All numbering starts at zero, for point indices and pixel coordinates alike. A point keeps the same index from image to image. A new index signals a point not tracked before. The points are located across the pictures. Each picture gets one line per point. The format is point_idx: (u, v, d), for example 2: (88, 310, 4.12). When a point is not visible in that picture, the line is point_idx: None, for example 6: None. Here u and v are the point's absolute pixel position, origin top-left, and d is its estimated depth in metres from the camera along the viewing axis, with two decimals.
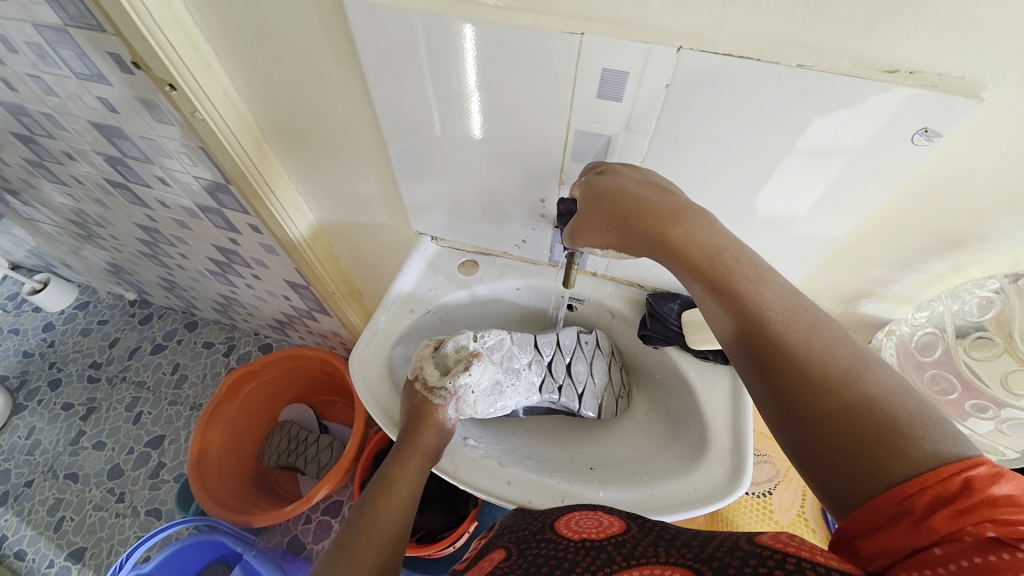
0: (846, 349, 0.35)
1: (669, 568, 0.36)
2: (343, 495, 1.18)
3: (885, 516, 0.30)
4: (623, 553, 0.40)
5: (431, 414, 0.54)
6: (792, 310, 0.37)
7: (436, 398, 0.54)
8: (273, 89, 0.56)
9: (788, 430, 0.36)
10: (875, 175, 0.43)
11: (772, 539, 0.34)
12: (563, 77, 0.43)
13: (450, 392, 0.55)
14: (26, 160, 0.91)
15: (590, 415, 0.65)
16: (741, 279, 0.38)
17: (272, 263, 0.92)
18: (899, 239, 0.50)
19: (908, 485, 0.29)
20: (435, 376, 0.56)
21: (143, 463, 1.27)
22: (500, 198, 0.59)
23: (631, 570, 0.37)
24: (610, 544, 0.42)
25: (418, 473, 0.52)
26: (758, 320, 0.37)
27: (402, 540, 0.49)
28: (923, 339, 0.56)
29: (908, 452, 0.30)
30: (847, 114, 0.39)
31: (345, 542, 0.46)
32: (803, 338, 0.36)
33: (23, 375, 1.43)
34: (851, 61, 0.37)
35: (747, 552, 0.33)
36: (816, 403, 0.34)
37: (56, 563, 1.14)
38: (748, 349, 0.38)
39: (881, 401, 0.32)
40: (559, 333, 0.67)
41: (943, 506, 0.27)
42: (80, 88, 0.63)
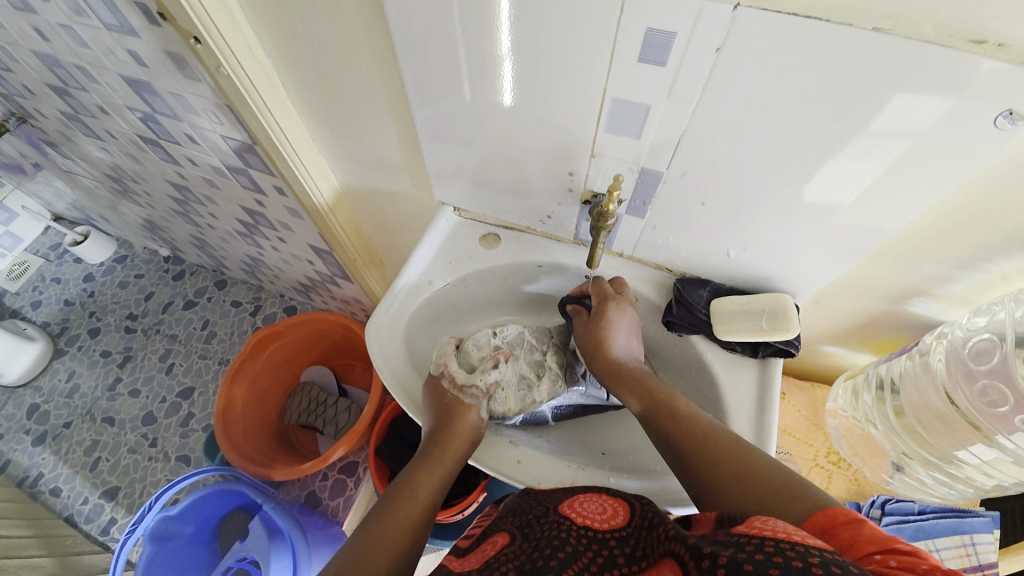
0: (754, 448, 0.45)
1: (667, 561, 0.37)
2: (359, 457, 1.21)
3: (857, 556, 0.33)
4: (629, 536, 0.40)
5: (461, 413, 0.55)
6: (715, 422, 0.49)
7: (468, 397, 0.57)
8: (298, 45, 0.54)
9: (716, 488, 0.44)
10: (946, 160, 0.38)
11: (749, 526, 0.34)
12: (602, 39, 0.40)
13: (480, 389, 0.58)
14: (64, 113, 0.93)
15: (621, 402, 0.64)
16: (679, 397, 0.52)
17: (297, 226, 0.92)
18: (963, 234, 0.46)
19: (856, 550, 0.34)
20: (462, 373, 0.59)
21: (174, 412, 1.33)
22: (526, 169, 0.56)
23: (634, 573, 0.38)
24: (613, 538, 0.42)
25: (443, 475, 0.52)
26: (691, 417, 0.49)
27: (416, 553, 0.47)
28: (977, 345, 0.52)
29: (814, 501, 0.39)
30: (920, 91, 0.35)
31: (356, 546, 0.46)
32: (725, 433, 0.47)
33: (64, 323, 1.50)
34: (934, 26, 0.32)
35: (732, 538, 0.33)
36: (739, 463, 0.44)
37: (90, 500, 1.22)
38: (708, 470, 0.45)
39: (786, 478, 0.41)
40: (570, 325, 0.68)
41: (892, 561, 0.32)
42: (112, 41, 0.63)
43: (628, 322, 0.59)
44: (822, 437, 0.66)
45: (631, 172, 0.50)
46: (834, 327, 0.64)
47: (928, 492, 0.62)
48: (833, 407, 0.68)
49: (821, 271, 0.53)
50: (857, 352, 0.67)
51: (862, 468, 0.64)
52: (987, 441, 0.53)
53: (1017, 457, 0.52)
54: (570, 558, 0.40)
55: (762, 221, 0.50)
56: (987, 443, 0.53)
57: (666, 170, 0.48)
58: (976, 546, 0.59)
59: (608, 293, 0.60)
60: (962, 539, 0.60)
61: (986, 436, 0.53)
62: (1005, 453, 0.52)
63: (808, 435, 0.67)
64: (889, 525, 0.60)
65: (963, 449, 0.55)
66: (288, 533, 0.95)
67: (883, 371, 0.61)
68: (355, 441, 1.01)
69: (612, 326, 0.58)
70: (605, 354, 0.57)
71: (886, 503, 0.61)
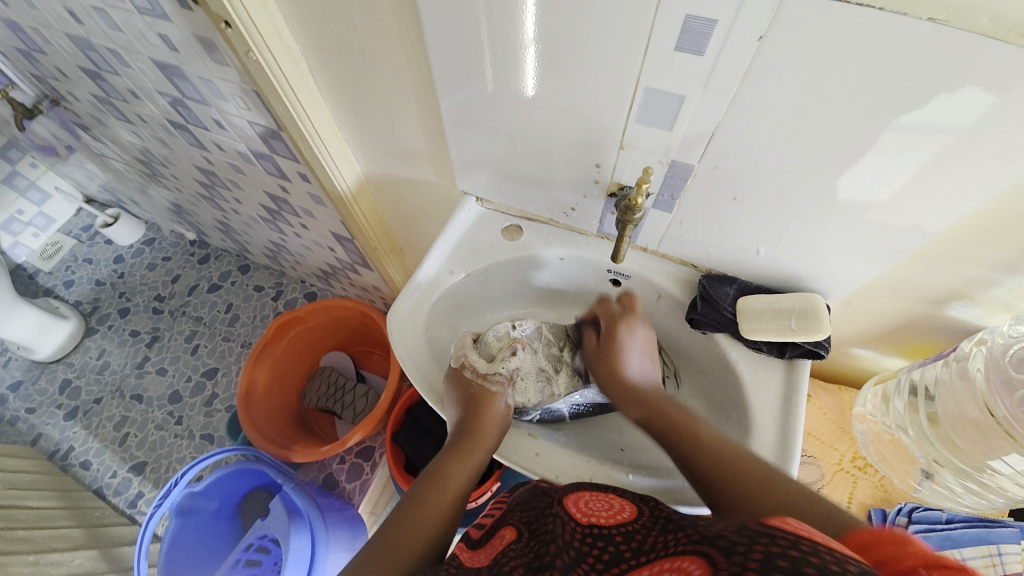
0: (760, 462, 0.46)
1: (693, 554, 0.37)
2: (376, 442, 1.24)
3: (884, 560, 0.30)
4: (630, 542, 0.39)
5: (487, 404, 0.56)
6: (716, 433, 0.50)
7: (492, 383, 0.57)
8: (327, 30, 0.54)
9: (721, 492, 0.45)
10: (999, 160, 0.36)
11: (781, 521, 0.33)
12: (636, 27, 0.38)
13: (505, 375, 0.58)
14: (97, 97, 0.95)
15: None
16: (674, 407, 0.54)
17: (320, 214, 0.93)
18: (1012, 237, 0.43)
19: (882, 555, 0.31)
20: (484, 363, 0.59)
21: (199, 391, 1.37)
22: (552, 159, 0.55)
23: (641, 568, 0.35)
24: (620, 533, 0.40)
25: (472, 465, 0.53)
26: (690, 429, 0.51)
27: (448, 538, 0.49)
28: (1018, 354, 0.49)
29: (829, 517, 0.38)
30: (974, 86, 0.33)
31: (390, 533, 0.47)
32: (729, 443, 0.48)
33: (95, 302, 1.56)
34: (992, 18, 0.31)
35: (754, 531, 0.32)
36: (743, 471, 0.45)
37: (119, 473, 1.27)
38: (711, 456, 0.47)
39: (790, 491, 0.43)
40: (589, 321, 0.68)
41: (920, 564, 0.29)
42: (145, 26, 0.64)
43: (640, 341, 0.60)
44: (848, 442, 0.65)
45: (660, 164, 0.49)
46: (866, 329, 0.62)
47: (958, 500, 0.59)
48: (861, 411, 0.66)
49: (855, 271, 0.51)
50: (888, 356, 0.65)
51: (889, 474, 0.63)
52: (1022, 450, 0.50)
53: None
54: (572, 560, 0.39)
55: (796, 217, 0.48)
56: (1021, 452, 0.50)
57: (698, 163, 0.47)
58: (1005, 556, 0.57)
59: (615, 314, 0.62)
60: (989, 549, 0.57)
61: (1021, 445, 0.49)
62: None
63: (833, 439, 0.66)
64: (915, 533, 0.59)
65: (996, 459, 0.53)
66: (308, 513, 0.96)
67: (916, 377, 0.59)
68: (373, 426, 1.02)
69: (624, 350, 0.59)
70: (619, 378, 0.59)
71: (913, 511, 0.60)
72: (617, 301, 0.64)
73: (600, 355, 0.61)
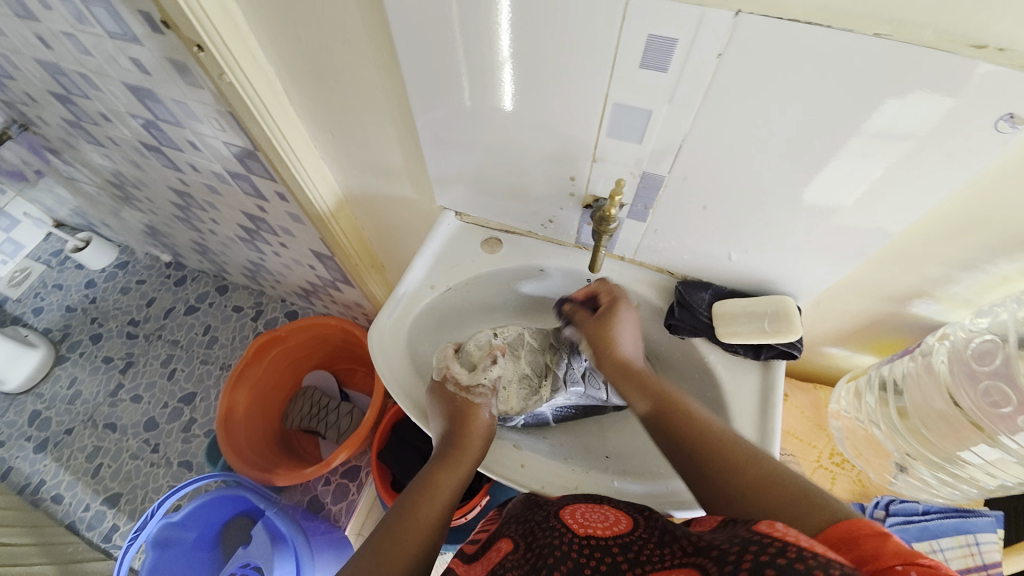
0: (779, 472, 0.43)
1: (676, 565, 0.36)
2: (361, 461, 1.21)
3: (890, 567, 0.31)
4: (630, 551, 0.40)
5: (472, 413, 0.56)
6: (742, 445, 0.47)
7: (475, 395, 0.58)
8: (302, 53, 0.54)
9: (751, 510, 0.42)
10: (947, 163, 0.39)
11: (769, 526, 0.34)
12: (604, 46, 0.40)
13: (488, 387, 0.59)
14: (66, 120, 0.94)
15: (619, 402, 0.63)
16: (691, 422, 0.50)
17: (299, 232, 0.93)
18: (965, 235, 0.46)
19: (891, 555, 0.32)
20: (465, 373, 0.60)
21: (176, 417, 1.33)
22: (528, 173, 0.56)
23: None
24: (616, 544, 0.41)
25: (459, 475, 0.52)
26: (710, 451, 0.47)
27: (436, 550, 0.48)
28: (980, 347, 0.52)
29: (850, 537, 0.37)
30: (922, 95, 0.35)
31: (379, 545, 0.46)
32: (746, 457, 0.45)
33: (66, 328, 1.51)
34: (934, 32, 0.33)
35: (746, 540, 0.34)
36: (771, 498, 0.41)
37: (93, 506, 1.22)
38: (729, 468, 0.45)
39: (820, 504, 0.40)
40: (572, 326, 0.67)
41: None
42: (115, 50, 0.64)
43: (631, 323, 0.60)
44: (825, 439, 0.67)
45: (632, 176, 0.51)
46: (835, 328, 0.64)
47: (933, 492, 0.63)
48: (835, 408, 0.68)
49: (823, 273, 0.53)
50: (859, 354, 0.67)
51: (866, 469, 0.65)
52: (989, 441, 0.53)
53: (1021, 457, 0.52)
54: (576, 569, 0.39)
55: (765, 223, 0.50)
56: (990, 443, 0.53)
57: (668, 174, 0.49)
58: (981, 546, 0.58)
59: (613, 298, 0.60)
60: (967, 538, 0.59)
61: (988, 437, 0.53)
62: (1008, 453, 0.52)
63: (811, 437, 0.67)
64: (893, 525, 0.59)
65: (966, 450, 0.55)
66: (292, 539, 0.93)
67: (886, 373, 0.61)
68: (357, 445, 1.01)
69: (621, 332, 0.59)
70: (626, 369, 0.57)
71: (891, 504, 0.61)
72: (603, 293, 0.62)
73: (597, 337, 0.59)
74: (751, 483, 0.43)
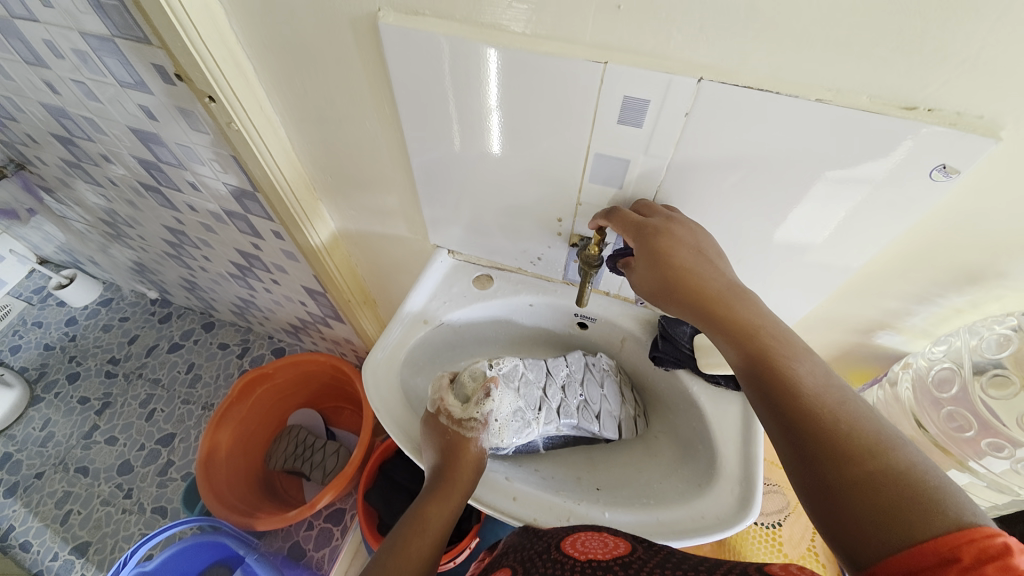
0: (872, 427, 0.37)
1: None
2: (346, 503, 1.18)
3: (931, 560, 0.29)
4: (629, 571, 0.41)
5: (464, 447, 0.57)
6: (824, 387, 0.40)
7: (467, 429, 0.58)
8: (306, 103, 0.58)
9: (806, 477, 0.37)
10: (891, 208, 0.43)
11: (781, 567, 0.35)
12: (586, 103, 0.44)
13: (480, 421, 0.60)
14: (65, 160, 0.96)
15: (609, 436, 0.65)
16: (776, 355, 0.42)
17: (292, 269, 0.94)
18: (917, 272, 0.50)
19: (943, 540, 0.30)
20: (458, 408, 0.60)
21: (153, 460, 1.29)
22: (517, 214, 0.60)
23: None
24: (617, 564, 0.42)
25: (450, 509, 0.52)
26: (789, 395, 0.40)
27: None
28: (939, 374, 0.55)
29: (929, 524, 0.31)
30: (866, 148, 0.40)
31: None
32: (830, 411, 0.38)
33: (42, 367, 1.47)
34: (869, 97, 0.38)
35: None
36: (841, 472, 0.35)
37: (58, 558, 1.15)
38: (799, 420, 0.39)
39: (909, 475, 0.33)
40: (567, 358, 0.69)
41: (989, 560, 0.28)
42: (123, 95, 0.67)
43: (694, 242, 0.48)
44: None
45: None
46: None
47: None
48: None
49: (795, 305, 0.57)
50: None
51: None
52: (959, 466, 0.56)
53: (990, 482, 0.56)
54: None
55: (738, 261, 0.54)
56: (960, 468, 0.57)
57: None
58: None
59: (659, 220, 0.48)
60: None
61: (958, 462, 0.56)
62: (978, 477, 0.56)
63: None
64: None
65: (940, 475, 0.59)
66: None
67: None
68: (343, 486, 0.99)
69: (685, 259, 0.47)
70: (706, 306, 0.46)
71: None
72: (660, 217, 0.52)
73: (652, 276, 0.49)
74: (821, 442, 0.37)
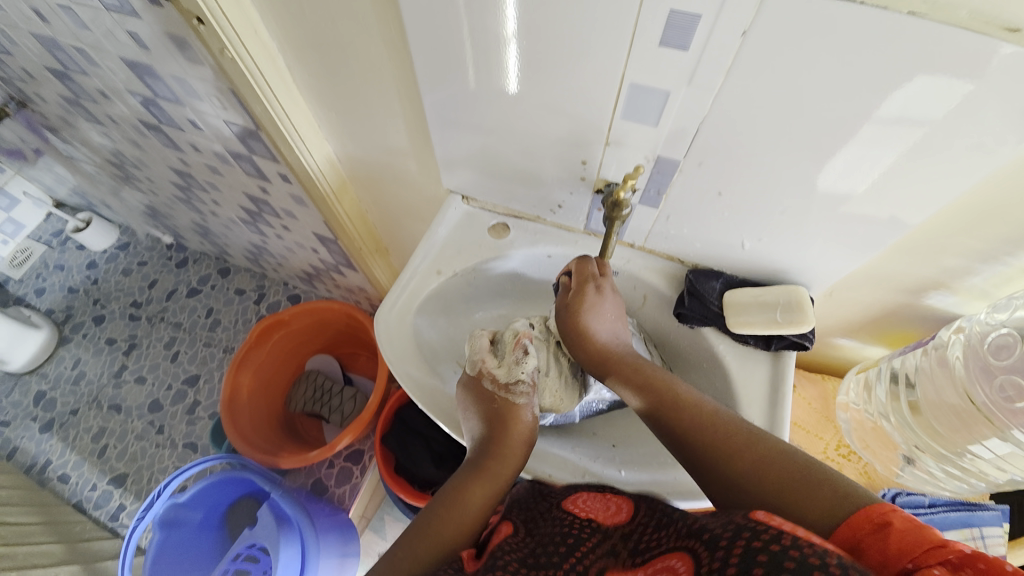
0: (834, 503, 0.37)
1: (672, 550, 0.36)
2: (365, 445, 1.22)
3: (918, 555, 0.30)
4: (627, 541, 0.41)
5: (514, 417, 0.55)
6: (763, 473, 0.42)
7: (516, 395, 0.56)
8: (303, 27, 0.52)
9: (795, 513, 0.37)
10: (975, 152, 0.37)
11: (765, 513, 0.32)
12: (620, 21, 0.38)
13: (528, 385, 0.57)
14: (64, 97, 0.92)
15: None
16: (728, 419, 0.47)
17: (302, 214, 0.91)
18: (989, 226, 0.45)
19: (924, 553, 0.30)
20: (502, 373, 0.57)
21: (180, 399, 1.34)
22: (537, 158, 0.55)
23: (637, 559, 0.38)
24: (617, 531, 0.42)
25: (500, 484, 0.51)
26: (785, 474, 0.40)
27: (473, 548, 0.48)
28: (997, 341, 0.51)
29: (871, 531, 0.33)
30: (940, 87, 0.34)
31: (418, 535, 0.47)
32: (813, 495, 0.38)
33: (69, 310, 1.50)
34: (970, 12, 0.31)
35: (740, 523, 0.33)
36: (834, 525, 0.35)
37: (99, 486, 1.23)
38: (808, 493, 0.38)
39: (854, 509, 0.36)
40: None
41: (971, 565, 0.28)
42: (112, 23, 0.62)
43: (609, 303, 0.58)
44: (832, 431, 0.67)
45: (646, 161, 0.49)
46: (847, 319, 0.63)
47: (939, 485, 0.61)
48: (844, 400, 0.68)
49: (839, 262, 0.51)
50: (869, 345, 0.66)
51: (873, 461, 0.64)
52: (1000, 435, 0.52)
53: None
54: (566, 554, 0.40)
55: (780, 211, 0.49)
56: (1001, 437, 0.52)
57: (683, 159, 0.47)
58: (987, 538, 0.58)
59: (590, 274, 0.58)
60: (972, 532, 0.59)
61: (999, 430, 0.52)
62: (1019, 447, 0.52)
63: (818, 429, 0.67)
64: None
65: (976, 445, 0.54)
66: (297, 521, 0.93)
67: (897, 365, 0.60)
68: (362, 429, 1.01)
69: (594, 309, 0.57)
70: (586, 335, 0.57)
71: (897, 495, 0.61)
72: (595, 263, 0.59)
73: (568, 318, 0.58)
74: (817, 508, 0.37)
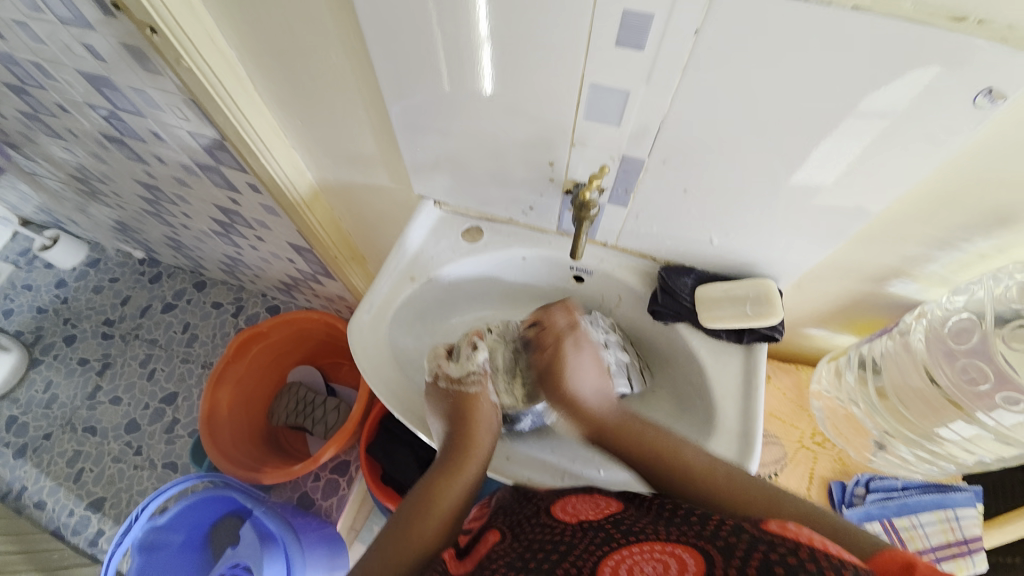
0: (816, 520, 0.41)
1: (668, 543, 0.38)
2: (351, 455, 1.20)
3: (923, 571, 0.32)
4: (621, 530, 0.41)
5: (472, 408, 0.57)
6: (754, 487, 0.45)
7: (470, 385, 0.59)
8: (261, 31, 0.51)
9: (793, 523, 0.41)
10: (926, 142, 0.38)
11: (779, 526, 0.35)
12: (578, 24, 0.39)
13: (480, 373, 0.60)
14: (22, 112, 0.89)
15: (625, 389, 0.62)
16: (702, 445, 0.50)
17: (275, 224, 0.90)
18: (946, 215, 0.46)
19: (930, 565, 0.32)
20: (457, 370, 0.60)
21: (158, 418, 1.30)
22: (506, 160, 0.55)
23: (631, 548, 0.38)
24: (608, 523, 0.42)
25: (466, 477, 0.52)
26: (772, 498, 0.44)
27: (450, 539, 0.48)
28: (957, 325, 0.53)
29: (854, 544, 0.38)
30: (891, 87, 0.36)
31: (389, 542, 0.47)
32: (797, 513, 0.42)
33: (38, 331, 1.45)
34: (913, 4, 0.32)
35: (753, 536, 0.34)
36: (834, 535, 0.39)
37: (76, 512, 1.19)
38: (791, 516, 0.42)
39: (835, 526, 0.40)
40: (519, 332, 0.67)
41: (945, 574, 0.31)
42: (67, 36, 0.60)
43: (585, 359, 0.59)
44: (807, 419, 0.67)
45: (613, 160, 0.49)
46: (818, 309, 0.64)
47: (912, 468, 0.63)
48: (816, 388, 0.69)
49: (804, 254, 0.52)
50: (839, 334, 0.68)
51: (846, 448, 0.65)
52: (967, 417, 0.55)
53: (996, 434, 0.55)
54: (558, 561, 0.39)
55: (745, 206, 0.49)
56: (967, 420, 0.55)
57: (648, 156, 0.48)
58: (961, 520, 0.60)
59: (562, 331, 0.60)
60: (946, 514, 0.60)
61: (966, 413, 0.55)
62: (985, 429, 0.55)
63: (794, 418, 0.67)
64: (873, 503, 0.61)
65: (943, 427, 0.57)
66: (281, 537, 0.91)
67: (864, 351, 0.62)
68: (346, 440, 0.99)
69: (574, 370, 0.58)
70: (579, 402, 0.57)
71: (870, 481, 0.62)
72: (561, 314, 0.61)
73: (547, 365, 0.59)
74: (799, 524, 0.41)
